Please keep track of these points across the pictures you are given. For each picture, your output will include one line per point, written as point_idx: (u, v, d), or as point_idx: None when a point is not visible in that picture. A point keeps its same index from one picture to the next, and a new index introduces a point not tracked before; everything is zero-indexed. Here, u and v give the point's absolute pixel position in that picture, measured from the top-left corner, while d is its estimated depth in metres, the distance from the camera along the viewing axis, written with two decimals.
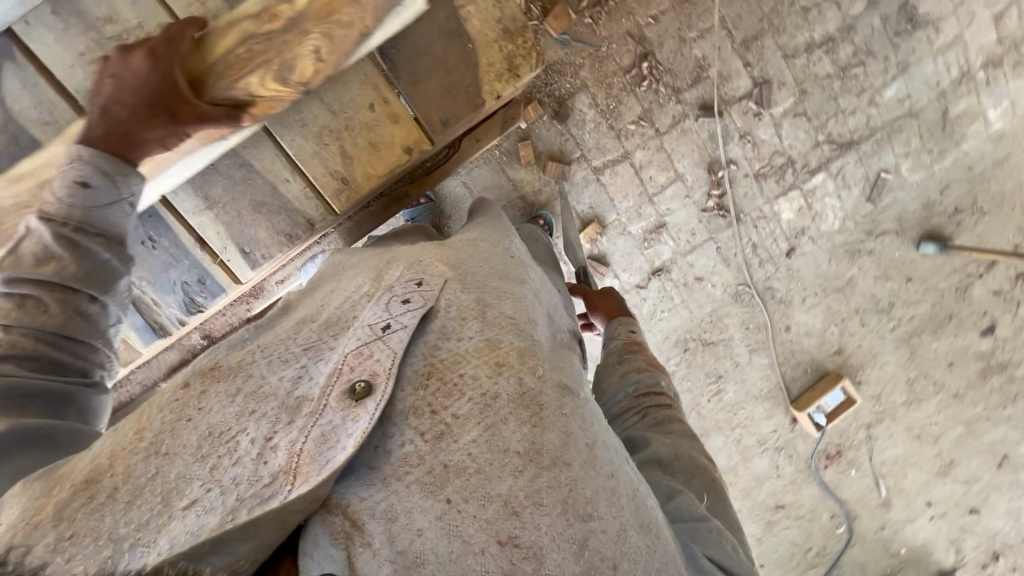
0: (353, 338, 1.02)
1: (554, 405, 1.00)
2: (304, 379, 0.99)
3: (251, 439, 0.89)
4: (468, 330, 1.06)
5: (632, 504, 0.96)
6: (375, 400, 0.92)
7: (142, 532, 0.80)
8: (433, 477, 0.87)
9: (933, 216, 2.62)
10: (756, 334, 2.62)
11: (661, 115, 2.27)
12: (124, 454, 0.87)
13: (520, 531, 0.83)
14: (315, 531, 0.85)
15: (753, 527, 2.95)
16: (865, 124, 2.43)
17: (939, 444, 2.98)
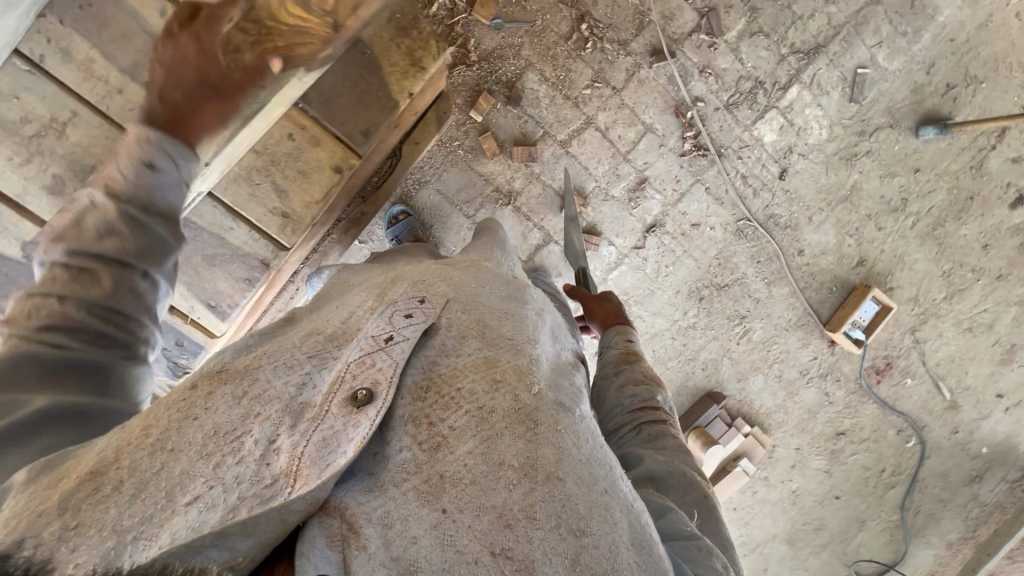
0: (354, 344, 0.81)
1: (554, 420, 0.82)
2: (308, 385, 0.77)
3: (255, 440, 0.70)
4: (470, 345, 0.85)
5: (627, 521, 0.80)
6: (377, 405, 0.74)
7: (144, 526, 0.62)
8: (428, 487, 0.71)
9: (926, 99, 2.47)
10: (769, 266, 2.53)
11: (613, 71, 2.22)
12: (130, 448, 0.67)
13: (514, 541, 0.69)
14: (313, 533, 0.70)
15: (820, 461, 2.84)
16: (827, 24, 2.32)
17: (994, 331, 2.82)
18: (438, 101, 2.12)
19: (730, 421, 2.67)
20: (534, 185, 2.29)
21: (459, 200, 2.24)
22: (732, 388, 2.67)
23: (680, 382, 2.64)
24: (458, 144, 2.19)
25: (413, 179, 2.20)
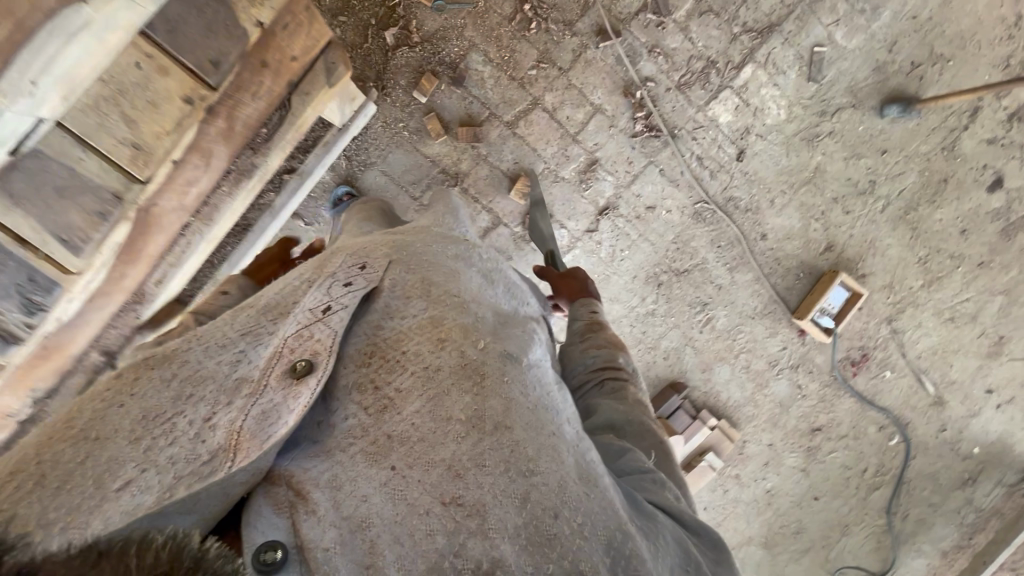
0: (290, 320, 0.88)
1: (501, 369, 0.86)
2: (242, 362, 0.82)
3: (189, 420, 0.74)
4: (412, 308, 0.91)
5: (580, 456, 0.84)
6: (317, 376, 0.81)
7: (77, 512, 0.63)
8: (376, 447, 0.76)
9: (890, 78, 2.39)
10: (730, 251, 2.45)
11: (559, 52, 2.20)
12: (51, 442, 0.69)
13: (465, 489, 0.73)
14: (259, 504, 0.74)
15: (795, 459, 2.70)
16: (781, 3, 2.27)
17: (979, 321, 2.67)
18: (382, 82, 2.12)
19: (694, 413, 2.58)
20: (482, 168, 2.28)
21: (405, 181, 2.23)
22: (697, 379, 2.57)
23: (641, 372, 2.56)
24: (403, 125, 2.18)
25: (357, 160, 2.18)
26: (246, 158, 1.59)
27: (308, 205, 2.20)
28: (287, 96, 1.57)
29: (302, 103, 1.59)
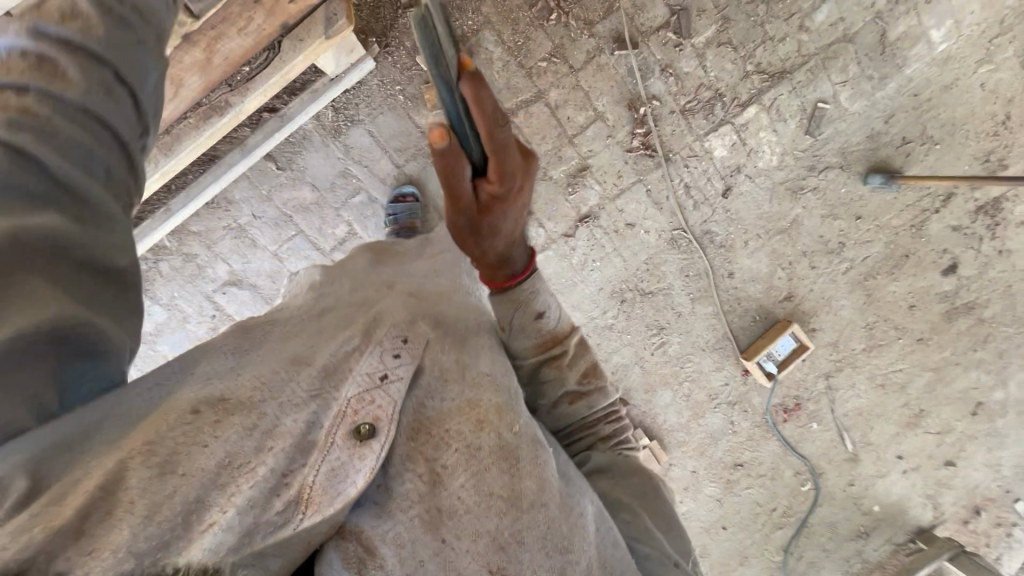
0: (349, 381, 0.83)
1: (534, 451, 0.90)
2: (313, 420, 0.78)
3: (269, 469, 0.71)
4: (454, 386, 0.90)
5: (594, 525, 0.93)
6: (381, 441, 0.80)
7: (168, 549, 0.60)
8: (430, 516, 0.79)
9: (880, 148, 2.47)
10: (697, 282, 2.49)
11: (574, 50, 2.16)
12: (135, 466, 0.64)
13: (507, 562, 0.79)
14: (329, 558, 0.74)
15: (713, 489, 2.82)
16: (797, 51, 2.29)
17: (906, 392, 2.83)
18: (386, 39, 2.03)
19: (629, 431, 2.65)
20: None
21: (390, 147, 2.13)
22: (639, 399, 2.63)
23: None
24: (399, 89, 2.08)
25: (345, 114, 2.08)
26: (223, 93, 1.68)
27: (284, 149, 2.08)
28: (277, 39, 1.64)
29: (291, 48, 1.66)
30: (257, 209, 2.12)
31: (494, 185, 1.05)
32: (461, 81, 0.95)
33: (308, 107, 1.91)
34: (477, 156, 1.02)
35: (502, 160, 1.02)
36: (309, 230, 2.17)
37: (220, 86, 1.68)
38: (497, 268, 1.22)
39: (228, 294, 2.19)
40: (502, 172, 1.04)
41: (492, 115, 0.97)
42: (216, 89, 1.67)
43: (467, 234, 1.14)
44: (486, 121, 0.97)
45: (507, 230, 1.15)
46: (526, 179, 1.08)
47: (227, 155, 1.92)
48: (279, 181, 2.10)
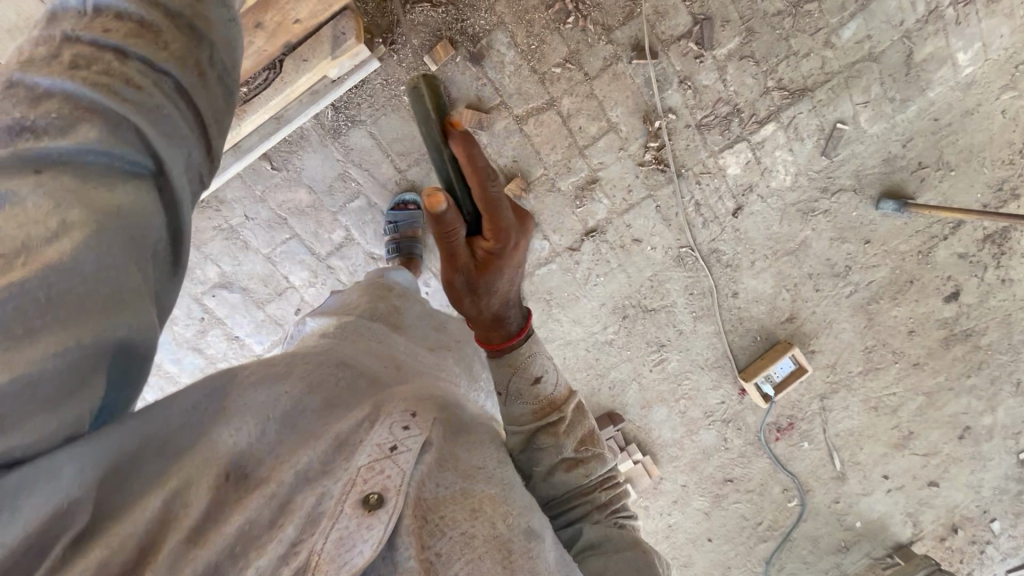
0: (358, 450, 0.76)
1: (526, 547, 0.81)
2: (323, 489, 0.71)
3: (281, 540, 0.67)
4: (455, 470, 0.82)
5: None
6: (388, 511, 0.71)
7: None
8: None
9: (894, 172, 2.38)
10: (701, 301, 2.44)
11: (590, 57, 2.07)
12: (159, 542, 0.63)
13: None
14: None
15: (701, 502, 2.84)
16: (820, 69, 2.20)
17: (897, 415, 2.82)
18: (392, 35, 1.91)
19: (622, 445, 2.64)
20: None
21: (392, 151, 2.01)
22: (634, 413, 2.61)
23: (584, 396, 2.57)
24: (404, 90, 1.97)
25: (345, 114, 1.96)
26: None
27: (280, 149, 1.96)
28: (280, 58, 1.62)
29: (294, 69, 1.63)
30: (250, 210, 2.01)
31: (490, 242, 1.11)
32: (450, 138, 1.05)
33: (306, 110, 1.78)
34: (471, 214, 1.11)
35: (493, 218, 1.08)
36: (304, 234, 2.07)
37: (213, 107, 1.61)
38: (492, 329, 1.24)
39: (218, 297, 2.10)
40: (492, 228, 1.09)
41: (480, 169, 1.05)
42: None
43: (464, 297, 1.18)
44: (475, 177, 1.05)
45: (504, 290, 1.18)
46: (519, 240, 1.15)
47: (220, 156, 1.81)
48: (274, 182, 2.00)
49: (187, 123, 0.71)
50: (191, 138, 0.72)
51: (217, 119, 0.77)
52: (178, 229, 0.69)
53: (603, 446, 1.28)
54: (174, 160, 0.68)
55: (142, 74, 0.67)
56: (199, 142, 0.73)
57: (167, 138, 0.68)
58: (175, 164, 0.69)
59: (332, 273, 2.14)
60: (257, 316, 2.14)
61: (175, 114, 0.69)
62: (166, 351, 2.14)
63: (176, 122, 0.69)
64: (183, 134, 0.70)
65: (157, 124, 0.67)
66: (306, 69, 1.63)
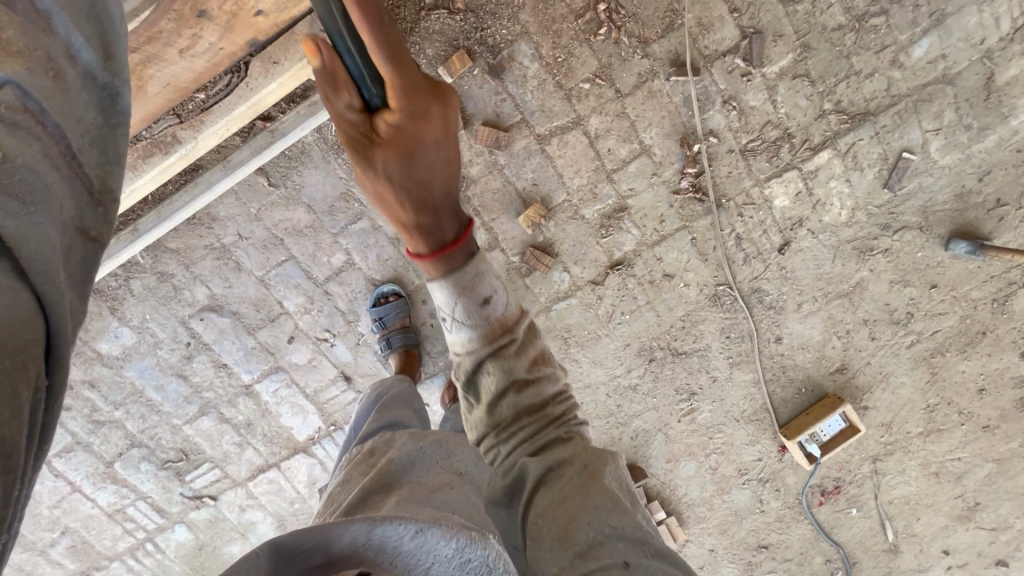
0: None
1: None
2: None
3: None
4: None
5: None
6: None
7: None
8: None
9: (967, 210, 2.05)
10: (739, 346, 2.17)
11: (623, 72, 1.87)
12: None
13: None
14: None
15: (731, 569, 2.52)
16: (885, 90, 1.94)
17: (962, 483, 2.42)
18: (404, 45, 1.79)
19: (644, 502, 2.35)
20: (495, 177, 1.95)
21: None
22: (658, 467, 2.33)
23: (601, 444, 2.30)
24: None
25: None
26: (169, 125, 1.51)
27: (279, 164, 1.80)
28: (246, 59, 1.49)
29: (262, 73, 1.49)
30: (245, 228, 1.85)
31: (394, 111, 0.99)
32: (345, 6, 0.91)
33: (303, 121, 1.66)
34: (372, 87, 0.98)
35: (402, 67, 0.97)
36: (301, 257, 1.90)
37: (167, 116, 1.50)
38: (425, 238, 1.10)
39: (206, 321, 1.93)
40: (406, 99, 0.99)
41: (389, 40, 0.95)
42: (162, 120, 1.50)
43: (388, 191, 1.06)
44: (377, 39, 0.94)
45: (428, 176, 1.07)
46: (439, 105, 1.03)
47: (211, 169, 1.70)
48: (271, 199, 1.84)
49: (53, 174, 0.69)
50: (61, 192, 0.70)
51: (93, 162, 0.77)
52: (51, 328, 0.63)
53: (555, 375, 1.22)
54: (35, 239, 0.63)
55: (0, 129, 0.66)
56: (66, 192, 0.71)
57: (25, 213, 0.64)
58: (43, 237, 0.65)
59: (330, 300, 1.95)
60: (247, 343, 1.97)
61: (44, 168, 0.68)
62: (149, 377, 1.97)
63: (41, 180, 0.67)
64: (54, 189, 0.69)
65: (14, 198, 0.63)
66: (276, 74, 1.49)
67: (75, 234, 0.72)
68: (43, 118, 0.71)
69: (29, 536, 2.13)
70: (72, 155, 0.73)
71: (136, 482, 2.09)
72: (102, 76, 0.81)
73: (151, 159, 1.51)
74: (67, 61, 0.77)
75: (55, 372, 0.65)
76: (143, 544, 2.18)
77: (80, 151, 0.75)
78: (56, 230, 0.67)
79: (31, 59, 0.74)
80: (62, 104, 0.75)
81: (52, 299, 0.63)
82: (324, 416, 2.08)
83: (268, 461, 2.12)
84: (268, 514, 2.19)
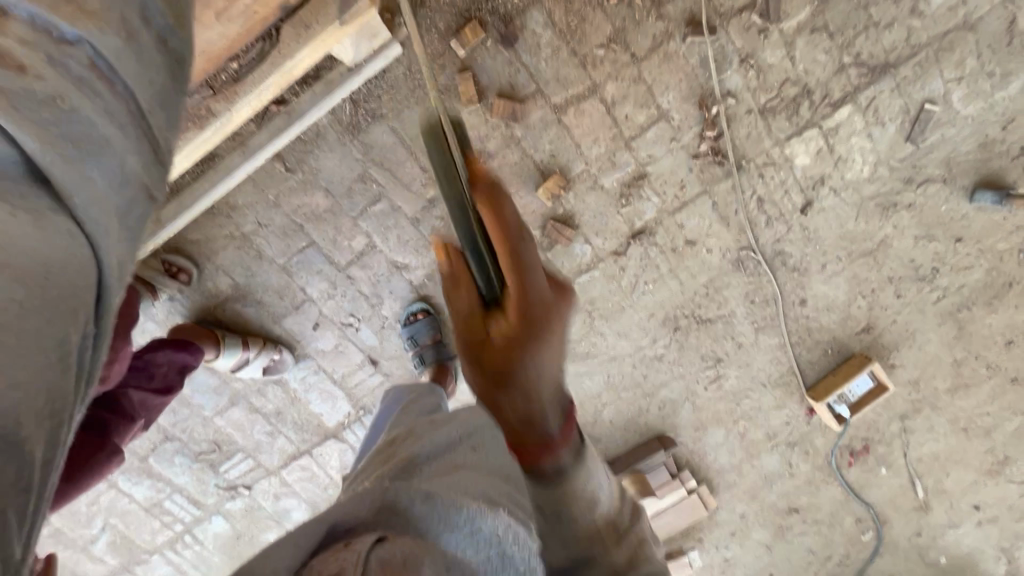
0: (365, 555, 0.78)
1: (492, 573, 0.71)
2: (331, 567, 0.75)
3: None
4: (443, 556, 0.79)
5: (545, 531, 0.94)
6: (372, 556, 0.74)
7: None
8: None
9: (991, 159, 2.00)
10: (763, 309, 2.16)
11: (638, 36, 1.85)
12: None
13: None
14: None
15: (762, 534, 2.50)
16: (905, 41, 1.89)
17: (991, 437, 2.36)
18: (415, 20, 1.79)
19: (675, 471, 2.35)
20: (512, 151, 1.95)
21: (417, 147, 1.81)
22: (686, 436, 2.34)
23: (629, 416, 2.30)
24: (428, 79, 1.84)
25: (365, 108, 1.77)
26: (202, 98, 1.45)
27: (295, 148, 1.79)
28: (278, 24, 1.43)
29: (293, 37, 1.43)
30: (264, 216, 1.85)
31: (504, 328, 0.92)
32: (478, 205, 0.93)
33: (320, 103, 1.64)
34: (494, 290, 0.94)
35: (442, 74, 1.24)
36: (322, 241, 1.89)
37: (200, 89, 1.45)
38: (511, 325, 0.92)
39: (232, 311, 1.95)
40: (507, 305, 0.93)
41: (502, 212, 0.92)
42: (195, 93, 1.44)
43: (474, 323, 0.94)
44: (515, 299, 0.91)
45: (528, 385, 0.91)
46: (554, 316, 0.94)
47: (228, 157, 1.68)
48: (288, 185, 1.83)
49: (115, 132, 0.63)
50: (123, 146, 0.64)
51: (160, 125, 0.71)
52: (102, 281, 0.58)
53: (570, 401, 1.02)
54: (86, 187, 0.58)
55: (65, 80, 0.60)
56: (132, 151, 0.65)
57: (80, 163, 0.58)
58: (98, 194, 0.59)
59: (353, 285, 1.94)
60: (274, 331, 1.98)
61: (106, 125, 0.62)
62: None
63: (103, 134, 0.61)
64: (116, 144, 0.63)
65: (71, 144, 0.58)
66: (308, 36, 1.43)
67: (139, 199, 0.65)
68: (110, 76, 0.66)
69: (69, 534, 2.18)
70: (140, 116, 0.68)
71: (171, 475, 2.12)
72: (172, 41, 0.76)
73: (183, 134, 1.45)
74: (140, 23, 0.72)
75: (100, 320, 0.57)
76: (181, 536, 2.21)
77: (148, 112, 0.69)
78: (113, 185, 0.61)
79: (104, 19, 0.67)
80: (133, 68, 0.69)
81: (93, 234, 0.58)
82: (353, 401, 2.08)
83: (300, 448, 2.13)
84: (302, 501, 2.20)
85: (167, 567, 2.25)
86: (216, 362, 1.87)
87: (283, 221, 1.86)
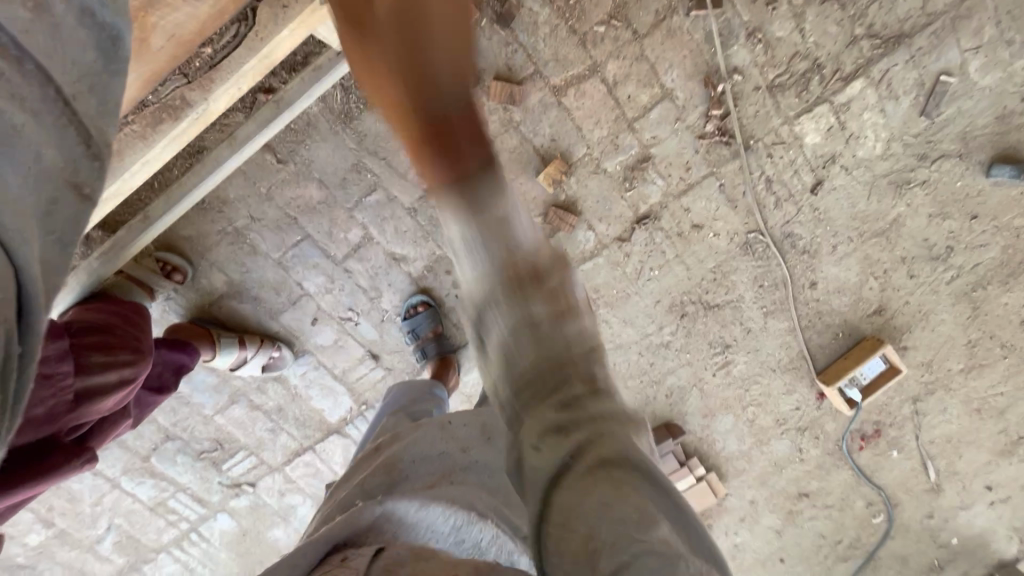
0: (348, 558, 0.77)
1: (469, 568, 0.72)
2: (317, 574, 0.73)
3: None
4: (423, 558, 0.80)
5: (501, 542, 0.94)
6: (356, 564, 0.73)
7: None
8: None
9: (1009, 132, 1.91)
10: (772, 293, 2.10)
11: (639, 11, 1.77)
12: None
13: None
14: None
15: (772, 519, 2.48)
16: (920, 9, 1.80)
17: (1005, 418, 2.31)
18: None
19: (683, 459, 2.33)
20: (511, 136, 1.89)
21: None
22: (694, 423, 2.30)
23: (636, 404, 2.27)
24: None
25: (356, 95, 1.70)
26: (177, 87, 1.39)
27: (285, 138, 1.73)
28: (253, 6, 1.37)
29: (272, 19, 1.37)
30: (256, 210, 1.80)
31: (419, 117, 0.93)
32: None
33: (309, 88, 1.57)
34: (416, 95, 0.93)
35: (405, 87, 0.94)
36: (317, 235, 1.83)
37: (174, 78, 1.39)
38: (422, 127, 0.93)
39: (228, 307, 1.91)
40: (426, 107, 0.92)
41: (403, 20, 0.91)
42: (169, 82, 1.38)
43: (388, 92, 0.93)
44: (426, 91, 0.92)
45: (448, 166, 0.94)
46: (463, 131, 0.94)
47: (216, 148, 1.62)
48: (280, 177, 1.77)
49: (32, 123, 0.58)
50: (39, 141, 0.58)
51: (89, 112, 0.65)
52: (28, 295, 0.56)
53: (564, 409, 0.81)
54: (2, 192, 0.53)
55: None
56: (51, 140, 0.60)
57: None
58: (9, 196, 0.54)
59: (350, 278, 1.89)
60: (272, 327, 1.94)
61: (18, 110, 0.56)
62: None
63: (11, 123, 0.55)
64: (35, 138, 0.58)
65: None
66: (287, 18, 1.37)
67: (61, 188, 0.62)
68: (22, 57, 0.60)
69: (75, 535, 2.16)
70: (65, 106, 0.62)
71: (174, 474, 2.10)
72: None
73: (161, 127, 1.39)
74: None
75: (29, 341, 0.57)
76: (188, 534, 2.20)
77: (71, 99, 0.62)
78: (28, 183, 0.57)
79: None
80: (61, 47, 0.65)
81: (14, 244, 0.54)
82: (354, 397, 2.04)
83: (303, 444, 2.10)
84: (307, 497, 2.17)
85: (175, 565, 2.24)
86: (214, 362, 1.83)
87: (276, 214, 1.80)
